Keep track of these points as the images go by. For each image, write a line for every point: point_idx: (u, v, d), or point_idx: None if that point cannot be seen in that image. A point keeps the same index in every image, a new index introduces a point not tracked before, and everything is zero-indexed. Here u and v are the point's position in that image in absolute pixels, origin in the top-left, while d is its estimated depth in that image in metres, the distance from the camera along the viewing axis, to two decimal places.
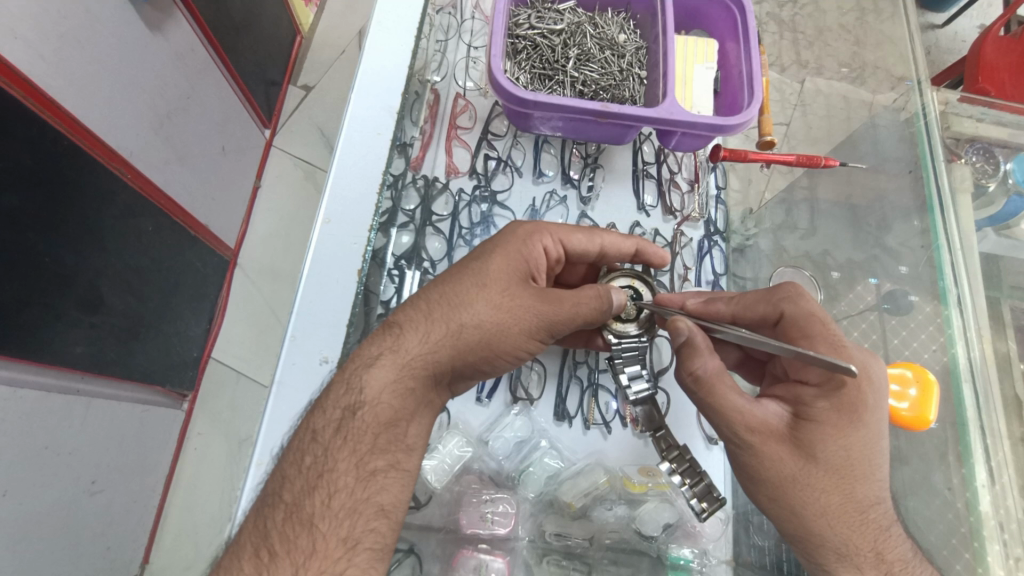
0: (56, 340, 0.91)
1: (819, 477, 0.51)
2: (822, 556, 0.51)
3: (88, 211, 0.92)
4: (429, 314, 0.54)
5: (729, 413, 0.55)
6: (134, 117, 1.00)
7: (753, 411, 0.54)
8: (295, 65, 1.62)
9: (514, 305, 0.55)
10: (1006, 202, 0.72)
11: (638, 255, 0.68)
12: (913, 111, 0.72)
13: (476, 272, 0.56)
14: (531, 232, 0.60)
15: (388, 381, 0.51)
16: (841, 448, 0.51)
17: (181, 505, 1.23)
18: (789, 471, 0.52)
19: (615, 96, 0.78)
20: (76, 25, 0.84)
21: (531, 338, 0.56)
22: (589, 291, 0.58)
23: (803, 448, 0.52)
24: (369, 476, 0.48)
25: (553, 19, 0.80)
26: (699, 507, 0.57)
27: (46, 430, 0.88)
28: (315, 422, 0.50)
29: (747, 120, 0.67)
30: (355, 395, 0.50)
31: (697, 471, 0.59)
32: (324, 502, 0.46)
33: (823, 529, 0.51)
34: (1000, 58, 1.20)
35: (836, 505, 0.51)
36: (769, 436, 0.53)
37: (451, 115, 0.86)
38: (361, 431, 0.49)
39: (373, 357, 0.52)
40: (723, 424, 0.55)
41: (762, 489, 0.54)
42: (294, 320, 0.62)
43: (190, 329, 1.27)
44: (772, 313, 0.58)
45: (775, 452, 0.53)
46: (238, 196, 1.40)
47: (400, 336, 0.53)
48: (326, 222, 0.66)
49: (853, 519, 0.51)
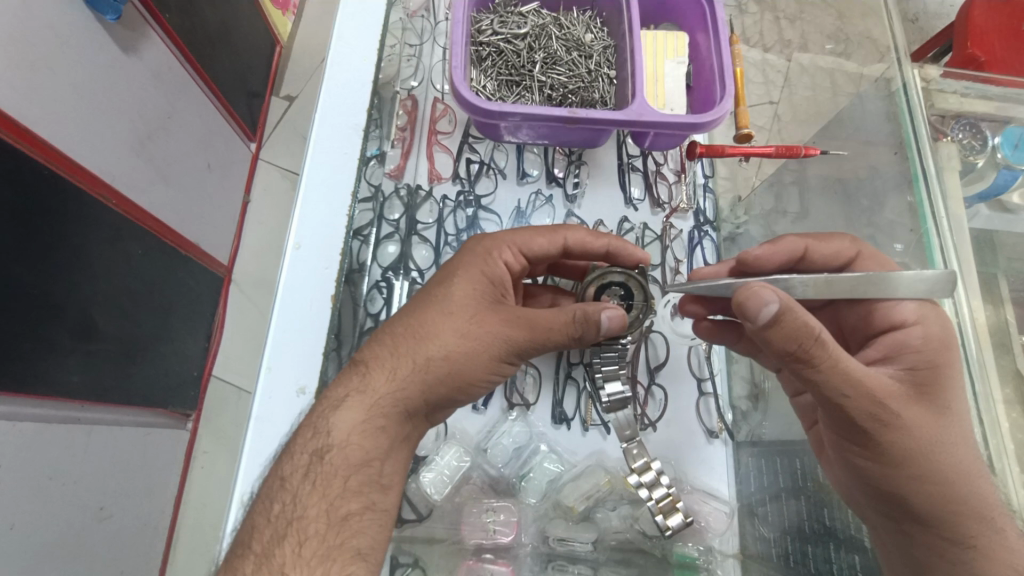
0: (52, 370, 0.90)
1: (955, 429, 0.51)
2: (970, 517, 0.50)
3: (74, 240, 0.91)
4: (395, 349, 0.53)
5: (861, 378, 0.49)
6: (115, 141, 0.99)
7: (879, 375, 0.51)
8: (277, 76, 1.61)
9: (479, 331, 0.54)
10: (997, 176, 0.71)
11: (609, 257, 0.67)
12: (895, 89, 0.70)
13: (441, 299, 0.55)
14: (493, 246, 0.60)
15: (356, 422, 0.50)
16: (961, 395, 0.52)
17: (192, 524, 1.24)
18: (933, 436, 0.50)
19: (584, 98, 0.76)
20: (46, 52, 0.83)
21: (497, 363, 0.55)
22: (559, 315, 0.55)
23: (938, 401, 0.51)
24: (342, 521, 0.48)
25: (516, 22, 0.78)
26: (663, 524, 0.61)
27: (48, 461, 0.88)
28: (285, 469, 0.50)
29: (720, 116, 0.65)
30: (322, 438, 0.50)
31: (664, 485, 0.62)
32: (295, 550, 0.46)
33: (966, 489, 0.50)
34: (989, 23, 1.18)
35: (969, 462, 0.50)
36: (904, 400, 0.51)
37: (430, 119, 0.84)
38: (329, 474, 0.49)
39: (340, 398, 0.51)
40: (858, 396, 0.49)
41: (905, 469, 0.50)
42: (270, 350, 0.64)
43: (188, 349, 1.27)
44: (850, 252, 0.64)
45: (917, 415, 0.50)
46: (227, 212, 1.40)
47: (367, 374, 0.52)
48: (296, 248, 0.67)
49: (983, 473, 0.51)
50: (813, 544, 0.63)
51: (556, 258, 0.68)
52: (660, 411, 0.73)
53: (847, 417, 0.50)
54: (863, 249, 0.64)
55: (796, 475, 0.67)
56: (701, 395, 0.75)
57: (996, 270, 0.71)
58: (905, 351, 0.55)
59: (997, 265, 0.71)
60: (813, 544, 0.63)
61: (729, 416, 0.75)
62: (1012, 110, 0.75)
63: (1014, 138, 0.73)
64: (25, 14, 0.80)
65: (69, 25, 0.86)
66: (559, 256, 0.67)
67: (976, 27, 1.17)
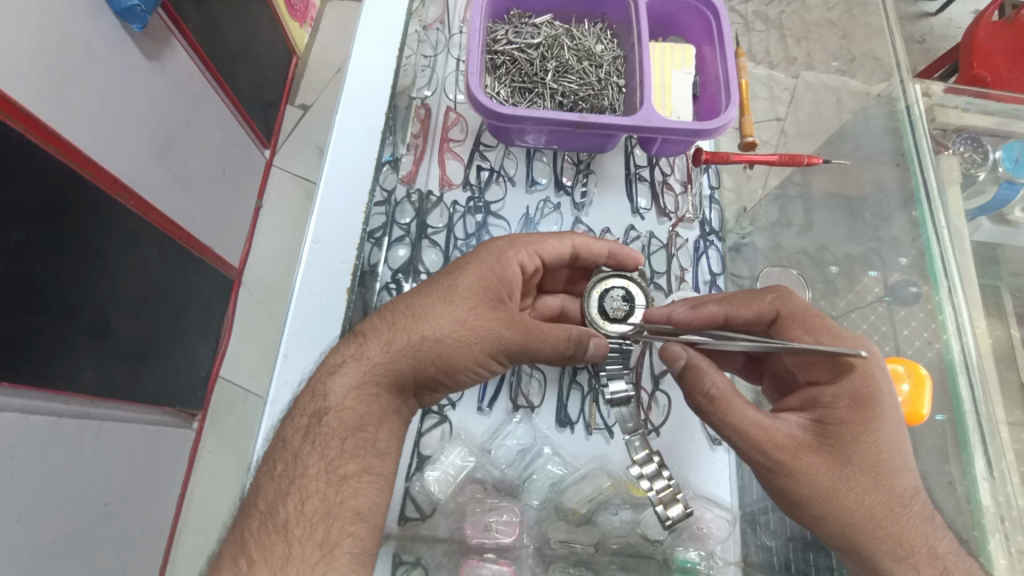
0: (67, 366, 0.92)
1: (855, 479, 0.50)
2: (877, 558, 0.50)
3: (93, 239, 0.94)
4: (393, 324, 0.55)
5: (747, 429, 0.53)
6: (135, 144, 1.02)
7: (772, 426, 0.53)
8: (293, 85, 1.65)
9: (478, 324, 0.55)
10: (997, 190, 0.73)
11: (612, 257, 0.68)
12: (898, 108, 0.72)
13: (447, 287, 0.56)
14: (505, 248, 0.60)
15: (351, 387, 0.52)
16: (872, 444, 0.51)
17: (195, 525, 1.25)
18: (828, 483, 0.51)
19: (594, 106, 0.79)
20: (75, 58, 0.86)
21: (491, 358, 0.56)
22: (559, 328, 0.56)
23: (837, 452, 0.51)
24: (341, 480, 0.49)
25: (530, 33, 0.81)
26: (663, 514, 0.58)
27: (58, 456, 0.90)
28: (286, 431, 0.52)
29: (726, 123, 0.67)
30: (320, 401, 0.52)
31: (664, 477, 0.60)
32: (298, 508, 0.47)
33: (877, 532, 0.50)
34: (994, 43, 1.19)
35: (876, 508, 0.50)
36: (799, 450, 0.52)
37: (442, 128, 0.86)
38: (327, 436, 0.51)
39: (337, 364, 0.54)
40: (746, 444, 0.53)
41: (803, 510, 0.51)
42: (285, 341, 0.66)
43: (198, 350, 1.28)
44: (770, 313, 0.59)
45: (811, 464, 0.51)
46: (241, 217, 1.42)
47: (364, 344, 0.55)
48: (314, 242, 0.69)
49: (901, 518, 0.50)
50: (815, 551, 0.62)
51: (568, 263, 0.69)
52: (661, 416, 0.74)
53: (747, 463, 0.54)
54: (784, 307, 0.58)
55: None
56: None
57: (996, 285, 0.72)
58: (817, 404, 0.54)
59: (997, 281, 0.72)
60: (817, 552, 0.62)
61: None
62: (1012, 129, 0.77)
63: (1015, 153, 0.74)
64: (59, 25, 0.83)
65: (98, 35, 0.90)
66: (568, 260, 0.68)
67: (981, 44, 1.19)
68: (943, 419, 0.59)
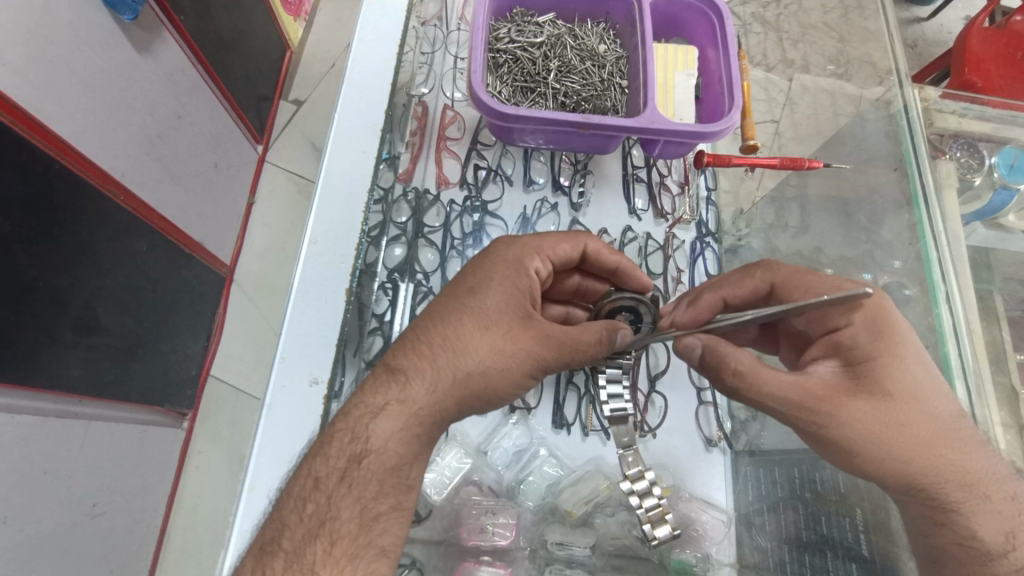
0: (53, 363, 0.90)
1: (903, 417, 0.50)
2: (948, 493, 0.50)
3: (82, 233, 0.92)
4: (433, 360, 0.53)
5: (788, 387, 0.52)
6: (126, 138, 1.00)
7: (806, 381, 0.53)
8: (285, 80, 1.63)
9: (517, 348, 0.54)
10: (993, 195, 0.74)
11: (619, 274, 0.68)
12: (895, 110, 0.72)
13: (475, 310, 0.55)
14: (522, 259, 0.59)
15: (396, 430, 0.50)
16: (903, 373, 0.52)
17: (184, 525, 1.23)
18: (877, 423, 0.50)
19: (598, 106, 0.79)
20: (65, 49, 0.84)
21: (530, 377, 0.55)
22: (591, 332, 0.56)
23: (874, 390, 0.51)
24: (373, 520, 0.49)
25: (533, 32, 0.81)
26: (649, 533, 0.60)
27: (44, 455, 0.88)
28: (318, 470, 0.50)
29: (729, 126, 0.67)
30: (360, 444, 0.50)
31: (656, 496, 0.61)
32: (326, 550, 0.47)
33: (938, 463, 0.50)
34: (986, 51, 1.21)
35: (926, 439, 0.50)
36: (840, 396, 0.51)
37: (440, 126, 0.86)
38: (365, 478, 0.49)
39: (380, 406, 0.51)
40: (789, 403, 0.52)
41: (863, 457, 0.51)
42: (283, 342, 0.64)
43: (188, 347, 1.27)
44: (774, 255, 0.64)
45: (854, 407, 0.51)
46: (232, 214, 1.41)
47: (406, 385, 0.52)
48: (312, 242, 0.68)
49: (958, 443, 0.50)
50: (811, 553, 0.63)
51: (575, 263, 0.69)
52: (659, 418, 0.74)
53: (792, 421, 0.53)
54: (775, 276, 0.61)
55: (793, 482, 0.67)
56: (701, 404, 0.75)
57: (989, 289, 0.73)
58: (844, 348, 0.54)
59: (990, 284, 0.73)
60: (812, 554, 0.63)
61: (728, 425, 0.76)
62: (1005, 134, 0.78)
63: (1011, 158, 0.76)
64: (48, 13, 0.81)
65: (88, 25, 0.88)
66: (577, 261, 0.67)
67: (974, 51, 1.20)
68: None
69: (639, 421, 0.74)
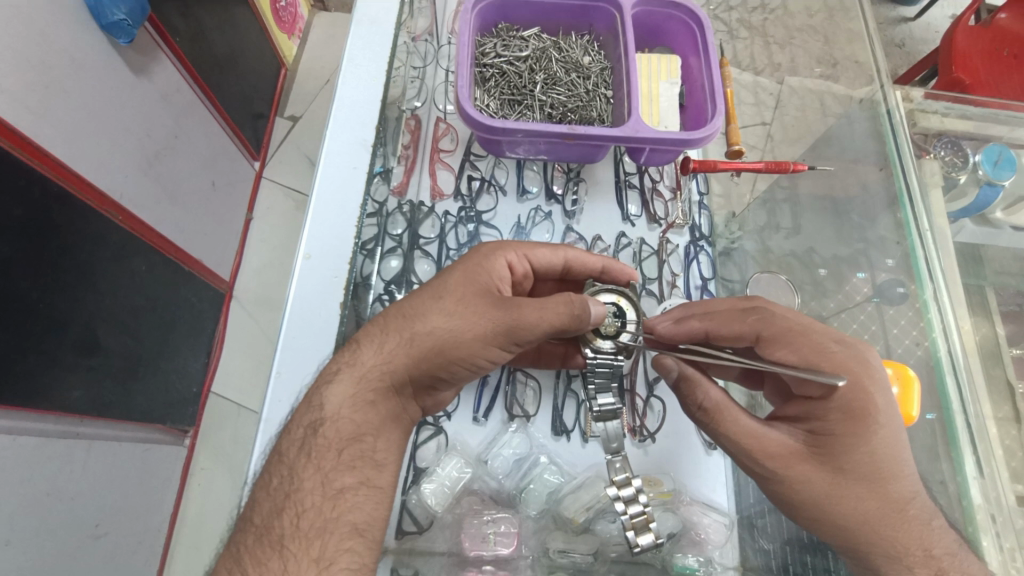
0: (55, 385, 0.91)
1: (854, 487, 0.51)
2: (874, 562, 0.51)
3: (82, 254, 0.93)
4: (385, 326, 0.55)
5: (744, 440, 0.55)
6: (124, 158, 1.01)
7: (766, 435, 0.55)
8: (281, 98, 1.65)
9: (468, 311, 0.55)
10: (978, 193, 0.74)
11: (604, 273, 0.70)
12: (880, 111, 0.73)
13: (435, 284, 0.57)
14: (491, 250, 0.62)
15: (346, 395, 0.52)
16: (866, 454, 0.52)
17: (187, 543, 1.22)
18: (822, 491, 0.52)
19: (584, 116, 0.80)
20: (61, 74, 0.85)
21: (489, 343, 0.55)
22: (556, 301, 0.55)
23: (829, 461, 0.52)
24: (337, 493, 0.49)
25: (518, 46, 0.82)
26: (634, 541, 0.58)
27: (47, 477, 0.88)
28: (282, 444, 0.52)
29: (712, 132, 0.68)
30: (315, 412, 0.52)
31: (641, 502, 0.58)
32: (294, 523, 0.47)
33: (869, 536, 0.51)
34: (972, 47, 1.22)
35: (868, 514, 0.51)
36: (790, 458, 0.53)
37: (432, 138, 0.87)
38: (323, 447, 0.51)
39: (332, 373, 0.54)
40: (739, 453, 0.56)
41: (797, 512, 0.54)
42: (280, 355, 0.65)
43: (188, 364, 1.27)
44: (750, 334, 0.58)
45: (801, 472, 0.53)
46: (230, 231, 1.41)
47: (357, 350, 0.55)
48: (306, 257, 0.69)
49: (898, 521, 0.51)
50: (812, 555, 0.63)
51: (558, 274, 0.71)
52: (660, 422, 0.74)
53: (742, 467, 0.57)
54: (764, 329, 0.57)
55: None
56: None
57: (981, 285, 0.73)
58: (811, 415, 0.55)
59: (982, 280, 0.74)
60: (813, 556, 0.63)
61: None
62: (991, 131, 0.79)
63: (995, 155, 0.75)
64: (45, 40, 0.82)
65: (83, 50, 0.89)
66: (561, 272, 0.70)
67: (961, 48, 1.21)
68: (934, 418, 0.60)
69: (637, 426, 0.74)
